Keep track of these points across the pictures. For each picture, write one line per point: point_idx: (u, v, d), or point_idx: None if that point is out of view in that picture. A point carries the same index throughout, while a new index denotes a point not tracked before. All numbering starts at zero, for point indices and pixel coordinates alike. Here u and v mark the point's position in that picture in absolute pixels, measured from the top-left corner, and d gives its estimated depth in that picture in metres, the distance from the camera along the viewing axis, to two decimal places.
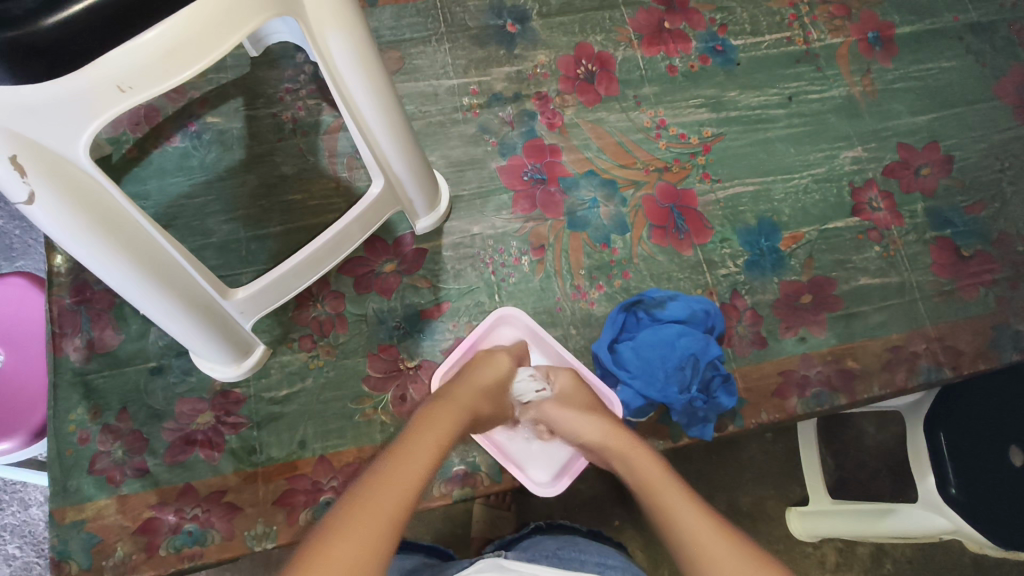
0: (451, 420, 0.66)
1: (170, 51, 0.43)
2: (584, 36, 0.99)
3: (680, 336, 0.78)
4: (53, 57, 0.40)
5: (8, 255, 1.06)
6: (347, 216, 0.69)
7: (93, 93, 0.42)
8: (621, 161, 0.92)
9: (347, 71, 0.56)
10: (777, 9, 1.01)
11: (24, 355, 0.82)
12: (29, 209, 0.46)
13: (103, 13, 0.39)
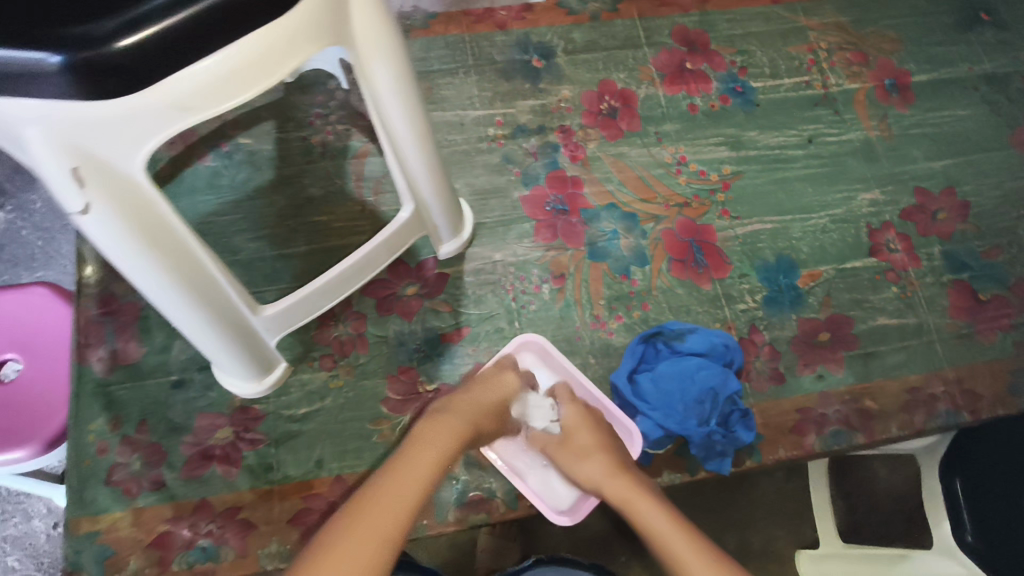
0: (459, 420, 0.65)
1: (235, 74, 0.45)
2: (608, 74, 1.02)
3: (700, 369, 0.77)
4: (122, 79, 0.41)
5: (29, 265, 1.12)
6: (375, 239, 0.71)
7: (155, 113, 0.44)
8: (641, 195, 0.94)
9: (384, 105, 0.58)
10: (796, 55, 1.04)
11: (45, 362, 0.83)
12: (82, 220, 0.47)
13: (175, 36, 0.41)
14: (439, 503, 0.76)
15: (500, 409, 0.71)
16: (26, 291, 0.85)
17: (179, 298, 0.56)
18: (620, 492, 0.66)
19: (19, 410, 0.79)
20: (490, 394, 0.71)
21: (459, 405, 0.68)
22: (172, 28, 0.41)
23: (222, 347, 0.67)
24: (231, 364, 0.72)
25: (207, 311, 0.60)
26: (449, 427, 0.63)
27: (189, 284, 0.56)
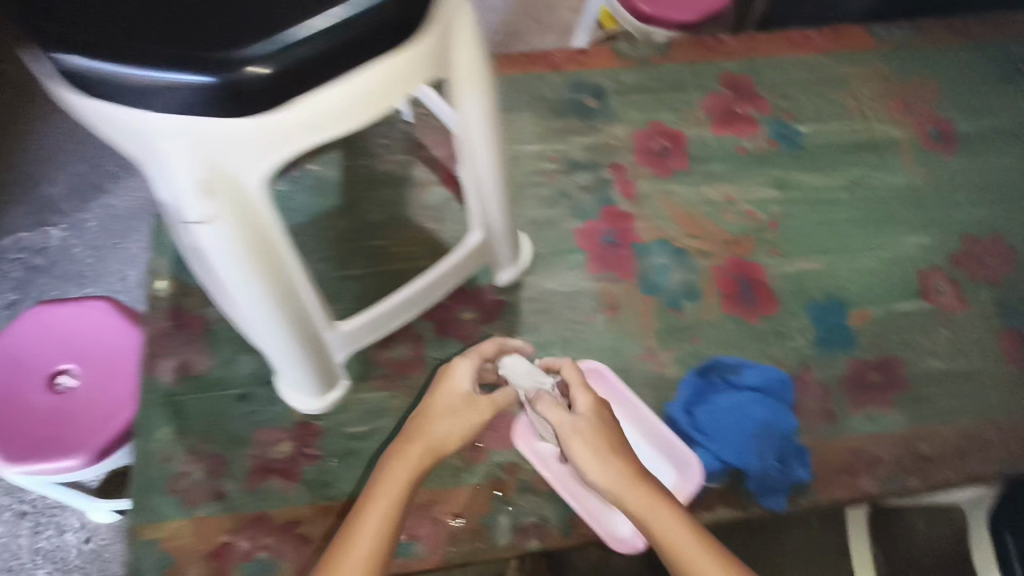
0: (404, 467, 0.63)
1: (358, 100, 0.49)
2: (658, 114, 1.04)
3: (755, 403, 0.79)
4: (261, 99, 0.45)
5: (79, 279, 1.33)
6: (445, 263, 0.74)
7: (281, 132, 0.48)
8: (689, 231, 0.95)
9: (470, 135, 0.62)
10: (843, 101, 1.07)
11: (86, 369, 0.94)
12: (201, 228, 0.50)
13: (312, 62, 0.45)
14: (494, 526, 0.77)
15: (461, 418, 0.68)
16: (76, 302, 0.98)
17: (269, 313, 0.60)
18: (635, 497, 0.63)
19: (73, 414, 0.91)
20: (445, 409, 0.68)
21: (411, 442, 0.65)
22: (309, 54, 0.45)
23: (296, 360, 0.70)
24: (296, 379, 0.75)
25: (292, 325, 0.63)
26: (396, 481, 0.62)
27: (282, 299, 0.59)
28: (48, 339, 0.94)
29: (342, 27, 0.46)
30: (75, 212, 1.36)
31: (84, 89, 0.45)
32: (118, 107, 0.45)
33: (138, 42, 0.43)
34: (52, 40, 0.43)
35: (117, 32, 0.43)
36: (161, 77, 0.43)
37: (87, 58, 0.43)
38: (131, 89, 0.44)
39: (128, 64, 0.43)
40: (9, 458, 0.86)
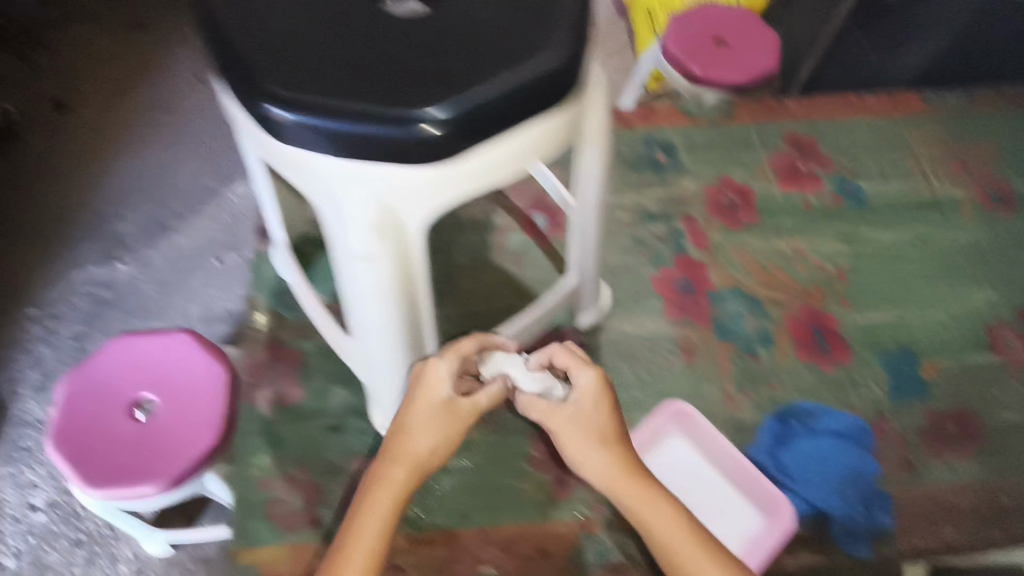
0: (389, 492, 0.57)
1: (513, 156, 0.54)
2: (727, 170, 1.11)
3: (838, 449, 0.83)
4: (438, 152, 0.50)
5: (146, 314, 1.35)
6: (540, 305, 0.80)
7: (448, 182, 0.53)
8: (763, 281, 1.00)
9: (585, 189, 0.68)
10: (902, 162, 1.13)
11: (179, 402, 0.82)
12: (366, 263, 0.55)
13: (488, 123, 0.51)
14: (581, 564, 0.78)
15: (443, 423, 0.59)
16: (174, 335, 0.87)
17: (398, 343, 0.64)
18: (629, 494, 0.60)
19: (149, 452, 0.79)
20: (425, 415, 0.59)
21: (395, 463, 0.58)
22: (484, 114, 0.50)
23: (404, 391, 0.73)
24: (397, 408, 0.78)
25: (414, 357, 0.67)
26: (377, 515, 0.56)
27: (412, 331, 0.64)
28: (133, 367, 0.86)
29: (514, 91, 0.50)
30: (144, 250, 1.43)
31: (285, 134, 0.50)
32: (312, 151, 0.51)
33: (342, 97, 0.48)
34: (266, 91, 0.49)
35: (324, 87, 0.49)
36: (359, 131, 0.48)
37: (297, 109, 0.49)
38: (332, 137, 0.49)
39: (332, 117, 0.48)
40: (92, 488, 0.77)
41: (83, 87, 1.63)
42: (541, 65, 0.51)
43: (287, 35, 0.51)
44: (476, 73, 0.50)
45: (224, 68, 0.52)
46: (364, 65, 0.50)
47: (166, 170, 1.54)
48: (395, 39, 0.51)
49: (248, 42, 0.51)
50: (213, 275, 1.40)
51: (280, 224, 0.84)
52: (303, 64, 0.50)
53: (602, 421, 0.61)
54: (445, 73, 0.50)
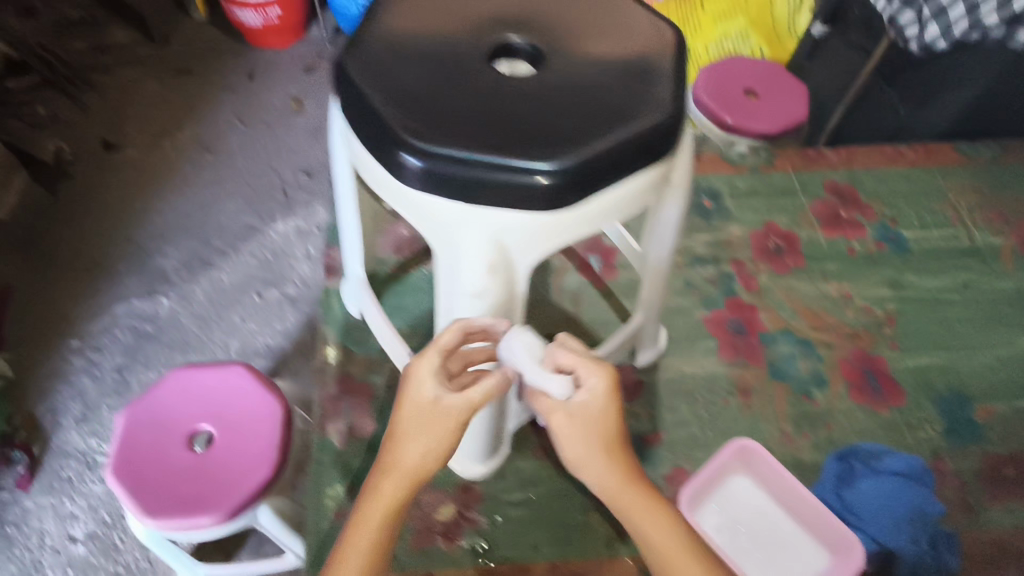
0: (381, 502, 0.57)
1: (620, 206, 0.58)
2: (771, 217, 1.15)
3: (904, 489, 0.83)
4: (559, 201, 0.54)
5: (185, 349, 1.58)
6: (611, 342, 0.85)
7: (561, 228, 0.57)
8: (812, 324, 1.03)
9: (663, 235, 0.72)
10: (941, 211, 1.18)
11: (228, 432, 1.03)
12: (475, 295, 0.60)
13: (605, 176, 0.55)
14: None
15: (431, 427, 0.57)
16: (232, 369, 1.09)
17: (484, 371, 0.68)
18: (628, 504, 0.59)
19: (213, 478, 0.99)
20: (413, 419, 0.57)
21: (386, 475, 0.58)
22: (602, 168, 0.54)
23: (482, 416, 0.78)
24: (472, 439, 0.82)
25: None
26: (368, 527, 0.58)
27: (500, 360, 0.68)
28: (192, 399, 1.07)
29: (628, 148, 0.55)
30: (185, 288, 1.66)
31: (416, 180, 0.55)
32: (439, 196, 0.55)
33: (473, 149, 0.53)
34: (403, 141, 0.54)
35: (456, 138, 0.53)
36: (488, 180, 0.53)
37: (432, 158, 0.53)
38: (463, 184, 0.54)
39: (464, 167, 0.53)
40: (161, 509, 0.96)
41: (155, 162, 1.92)
42: (651, 124, 0.56)
43: (420, 92, 0.56)
44: (594, 130, 0.55)
45: (359, 118, 0.57)
46: (493, 121, 0.55)
47: (209, 220, 1.79)
48: (518, 98, 0.56)
49: (385, 97, 0.56)
50: (244, 320, 1.62)
51: (360, 262, 0.89)
52: (437, 118, 0.55)
53: (605, 420, 0.58)
54: (565, 130, 0.55)
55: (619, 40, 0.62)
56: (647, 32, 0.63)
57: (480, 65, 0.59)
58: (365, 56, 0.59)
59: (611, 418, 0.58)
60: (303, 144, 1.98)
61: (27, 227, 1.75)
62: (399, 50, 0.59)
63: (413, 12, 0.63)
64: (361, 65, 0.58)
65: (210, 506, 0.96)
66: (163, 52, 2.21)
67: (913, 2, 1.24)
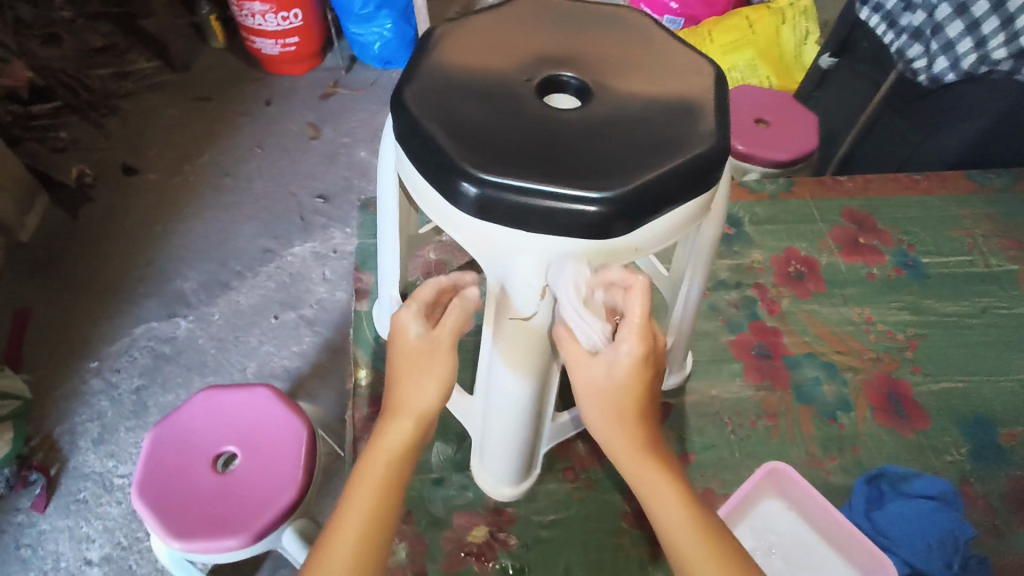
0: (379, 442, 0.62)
1: (663, 232, 0.63)
2: (791, 243, 1.18)
3: (934, 511, 0.84)
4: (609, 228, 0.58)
5: (203, 371, 1.58)
6: None
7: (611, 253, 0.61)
8: (836, 347, 1.05)
9: (697, 260, 0.76)
10: (956, 237, 1.20)
11: (252, 453, 1.02)
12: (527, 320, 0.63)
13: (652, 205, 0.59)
14: None
15: (418, 362, 0.64)
16: (256, 392, 1.09)
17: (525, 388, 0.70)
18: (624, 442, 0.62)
19: (240, 498, 0.98)
20: (403, 361, 0.64)
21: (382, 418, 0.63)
22: (649, 197, 0.58)
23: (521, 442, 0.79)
24: (505, 462, 0.83)
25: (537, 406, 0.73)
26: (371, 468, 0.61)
27: (540, 379, 0.70)
28: (217, 422, 1.06)
29: (672, 180, 0.59)
30: (203, 310, 1.67)
31: (472, 207, 0.59)
32: (493, 221, 0.59)
33: (529, 178, 0.57)
34: (462, 171, 0.58)
35: (512, 169, 0.58)
36: (542, 206, 0.57)
37: (489, 186, 0.57)
38: (521, 211, 0.57)
39: (520, 194, 0.57)
40: (186, 530, 0.95)
41: (177, 188, 1.95)
42: (692, 158, 0.60)
43: (475, 129, 0.61)
44: (641, 162, 0.59)
45: (419, 152, 0.62)
46: (547, 154, 0.59)
47: (229, 244, 1.82)
48: (568, 134, 0.61)
49: (444, 133, 0.61)
50: (263, 342, 1.63)
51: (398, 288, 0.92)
52: (495, 151, 0.59)
53: (624, 390, 0.60)
54: (614, 162, 0.59)
55: (655, 88, 0.68)
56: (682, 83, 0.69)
57: (530, 107, 0.64)
58: (424, 97, 0.64)
59: (630, 391, 0.60)
60: (321, 169, 2.01)
61: (48, 249, 1.77)
62: (455, 93, 0.64)
63: (465, 62, 0.69)
64: (420, 105, 0.63)
65: (238, 528, 0.95)
66: (184, 80, 2.26)
67: (921, 37, 1.31)
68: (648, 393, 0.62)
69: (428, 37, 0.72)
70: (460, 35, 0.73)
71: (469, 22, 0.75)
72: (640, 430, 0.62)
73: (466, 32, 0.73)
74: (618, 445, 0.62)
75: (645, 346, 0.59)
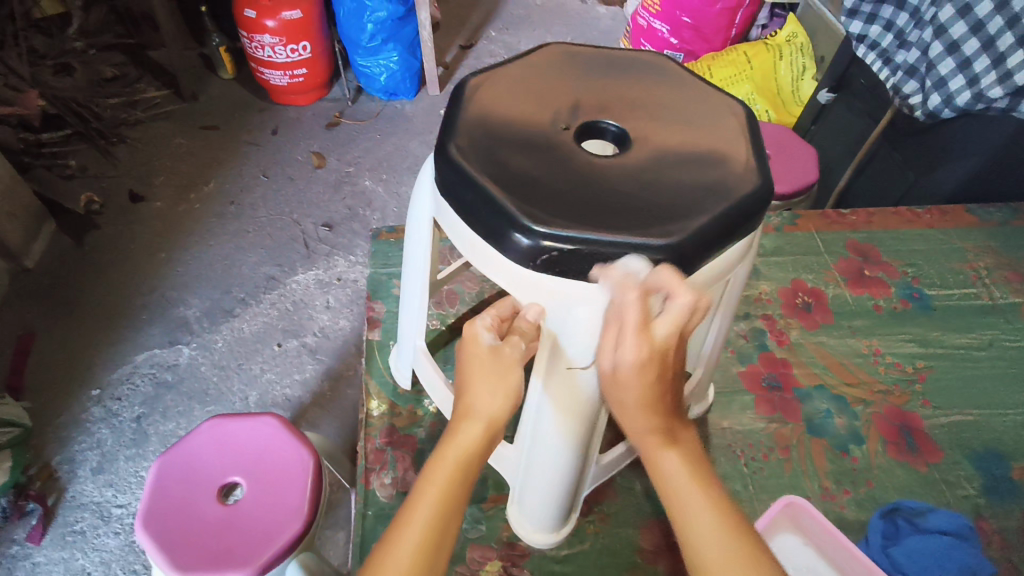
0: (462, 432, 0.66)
1: (704, 281, 0.69)
2: (798, 274, 1.19)
3: (953, 547, 0.82)
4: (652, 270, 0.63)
5: (205, 399, 1.57)
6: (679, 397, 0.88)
7: None
8: (845, 379, 1.05)
9: (727, 303, 0.81)
10: (959, 270, 1.22)
11: (259, 485, 1.01)
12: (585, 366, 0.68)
13: (695, 252, 0.64)
14: None
15: (498, 364, 0.68)
16: (262, 421, 1.08)
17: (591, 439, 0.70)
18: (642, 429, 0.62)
19: (245, 532, 0.96)
20: (478, 361, 0.69)
21: (465, 414, 0.67)
22: (690, 248, 0.64)
23: (568, 487, 0.80)
24: (544, 507, 0.82)
25: (580, 449, 0.75)
26: (450, 450, 0.65)
27: (587, 425, 0.72)
28: (224, 453, 1.05)
29: (699, 232, 0.64)
30: (207, 338, 1.67)
31: (524, 255, 0.64)
32: (544, 270, 0.65)
33: (576, 228, 0.63)
34: (516, 222, 0.64)
35: (560, 220, 0.63)
36: (592, 256, 0.63)
37: (542, 237, 0.63)
38: (574, 258, 0.63)
39: (569, 243, 0.62)
40: (189, 564, 0.93)
41: (183, 215, 1.96)
42: (716, 213, 0.66)
43: (523, 184, 0.67)
44: (676, 217, 0.65)
45: (472, 204, 0.67)
46: (591, 208, 0.65)
47: (234, 272, 1.82)
48: (607, 191, 0.67)
49: (497, 186, 0.67)
50: (266, 370, 1.62)
51: (420, 328, 0.93)
52: (543, 207, 0.65)
53: (628, 391, 0.61)
54: (653, 216, 0.65)
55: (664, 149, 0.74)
56: (695, 140, 0.76)
57: (568, 165, 0.70)
58: (473, 153, 0.70)
59: (634, 390, 0.61)
60: (327, 198, 2.03)
61: (52, 275, 1.77)
62: (488, 153, 0.70)
63: (502, 121, 0.75)
64: (470, 160, 0.69)
65: (241, 562, 0.92)
66: (192, 109, 2.29)
67: (916, 73, 1.32)
68: (658, 387, 0.62)
69: (462, 90, 0.79)
70: (494, 94, 0.79)
71: (500, 79, 0.81)
72: (657, 421, 0.62)
73: (499, 91, 0.79)
74: (637, 431, 0.63)
75: (642, 350, 0.59)
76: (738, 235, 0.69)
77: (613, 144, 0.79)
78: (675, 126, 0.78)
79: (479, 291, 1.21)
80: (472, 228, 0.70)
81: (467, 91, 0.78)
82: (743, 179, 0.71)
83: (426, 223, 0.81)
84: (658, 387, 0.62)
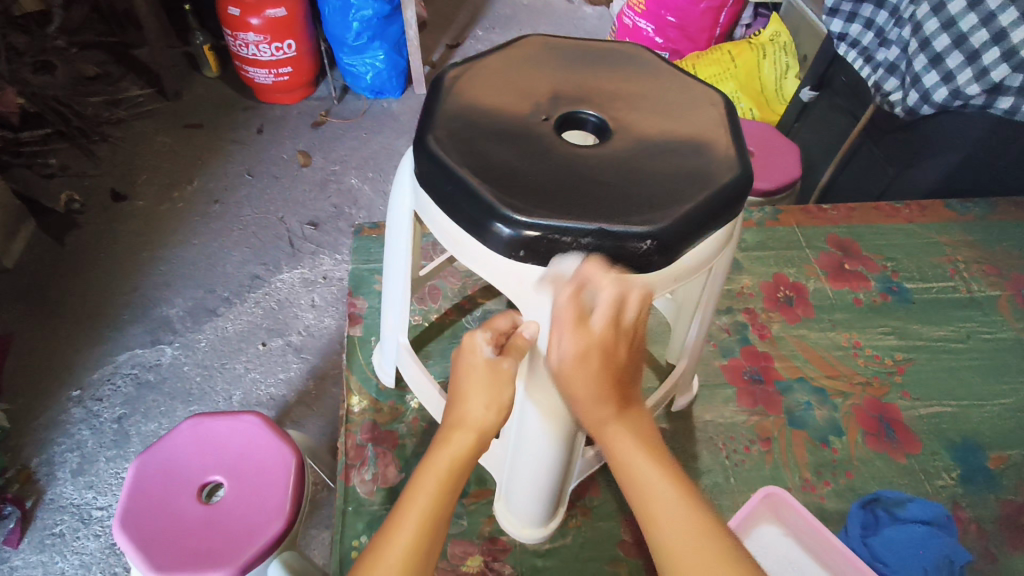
0: (457, 441, 0.67)
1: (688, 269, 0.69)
2: (780, 269, 1.20)
3: (930, 537, 0.84)
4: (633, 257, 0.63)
5: (189, 399, 1.55)
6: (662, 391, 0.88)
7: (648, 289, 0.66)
8: (826, 371, 1.06)
9: (709, 294, 0.80)
10: (939, 264, 1.23)
11: (239, 485, 1.00)
12: None
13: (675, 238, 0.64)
14: None
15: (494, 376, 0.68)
16: (243, 419, 1.07)
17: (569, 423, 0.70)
18: (599, 418, 0.65)
19: (225, 531, 0.95)
20: (475, 375, 0.69)
21: (461, 426, 0.68)
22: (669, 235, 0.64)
23: (555, 482, 0.79)
24: (528, 505, 0.82)
25: (564, 450, 0.75)
26: (444, 458, 0.66)
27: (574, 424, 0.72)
28: (204, 453, 1.04)
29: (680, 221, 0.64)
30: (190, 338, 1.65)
31: (506, 245, 0.64)
32: (525, 260, 0.65)
33: (557, 216, 0.62)
34: (497, 213, 0.63)
35: (540, 208, 0.63)
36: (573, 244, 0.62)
37: (523, 225, 0.62)
38: (556, 246, 0.63)
39: (550, 231, 0.62)
40: (166, 565, 0.91)
41: (166, 213, 1.94)
42: (697, 202, 0.66)
43: (502, 174, 0.67)
44: (658, 205, 0.65)
45: (451, 194, 0.67)
46: (572, 198, 0.65)
47: (217, 271, 1.81)
48: (587, 180, 0.67)
49: (475, 176, 0.66)
50: (250, 369, 1.60)
51: (403, 322, 0.93)
52: (523, 196, 0.64)
53: (574, 382, 0.65)
54: (636, 204, 0.65)
55: (643, 141, 0.74)
56: (674, 130, 0.76)
57: (547, 155, 0.70)
58: (452, 144, 0.70)
59: (579, 381, 0.65)
60: (312, 196, 2.02)
61: (32, 276, 1.75)
62: (466, 144, 0.70)
63: (482, 113, 0.75)
64: (448, 151, 0.69)
65: (221, 561, 0.91)
66: (175, 107, 2.27)
67: (897, 71, 1.33)
68: (603, 377, 0.65)
69: (441, 82, 0.78)
70: (474, 86, 0.78)
71: (480, 71, 0.81)
72: (608, 406, 0.65)
73: (479, 84, 0.79)
74: (589, 417, 0.66)
75: (578, 345, 0.64)
76: (716, 222, 0.68)
77: (594, 135, 0.79)
78: (654, 117, 0.78)
79: (462, 287, 1.21)
80: (453, 221, 0.69)
81: (447, 84, 0.78)
82: (722, 168, 0.71)
83: (407, 216, 0.80)
84: (603, 374, 0.65)
